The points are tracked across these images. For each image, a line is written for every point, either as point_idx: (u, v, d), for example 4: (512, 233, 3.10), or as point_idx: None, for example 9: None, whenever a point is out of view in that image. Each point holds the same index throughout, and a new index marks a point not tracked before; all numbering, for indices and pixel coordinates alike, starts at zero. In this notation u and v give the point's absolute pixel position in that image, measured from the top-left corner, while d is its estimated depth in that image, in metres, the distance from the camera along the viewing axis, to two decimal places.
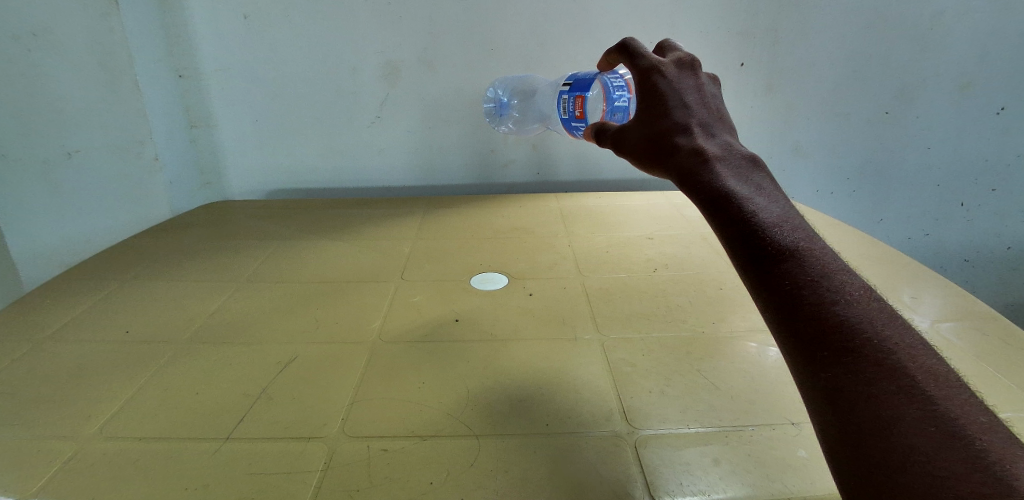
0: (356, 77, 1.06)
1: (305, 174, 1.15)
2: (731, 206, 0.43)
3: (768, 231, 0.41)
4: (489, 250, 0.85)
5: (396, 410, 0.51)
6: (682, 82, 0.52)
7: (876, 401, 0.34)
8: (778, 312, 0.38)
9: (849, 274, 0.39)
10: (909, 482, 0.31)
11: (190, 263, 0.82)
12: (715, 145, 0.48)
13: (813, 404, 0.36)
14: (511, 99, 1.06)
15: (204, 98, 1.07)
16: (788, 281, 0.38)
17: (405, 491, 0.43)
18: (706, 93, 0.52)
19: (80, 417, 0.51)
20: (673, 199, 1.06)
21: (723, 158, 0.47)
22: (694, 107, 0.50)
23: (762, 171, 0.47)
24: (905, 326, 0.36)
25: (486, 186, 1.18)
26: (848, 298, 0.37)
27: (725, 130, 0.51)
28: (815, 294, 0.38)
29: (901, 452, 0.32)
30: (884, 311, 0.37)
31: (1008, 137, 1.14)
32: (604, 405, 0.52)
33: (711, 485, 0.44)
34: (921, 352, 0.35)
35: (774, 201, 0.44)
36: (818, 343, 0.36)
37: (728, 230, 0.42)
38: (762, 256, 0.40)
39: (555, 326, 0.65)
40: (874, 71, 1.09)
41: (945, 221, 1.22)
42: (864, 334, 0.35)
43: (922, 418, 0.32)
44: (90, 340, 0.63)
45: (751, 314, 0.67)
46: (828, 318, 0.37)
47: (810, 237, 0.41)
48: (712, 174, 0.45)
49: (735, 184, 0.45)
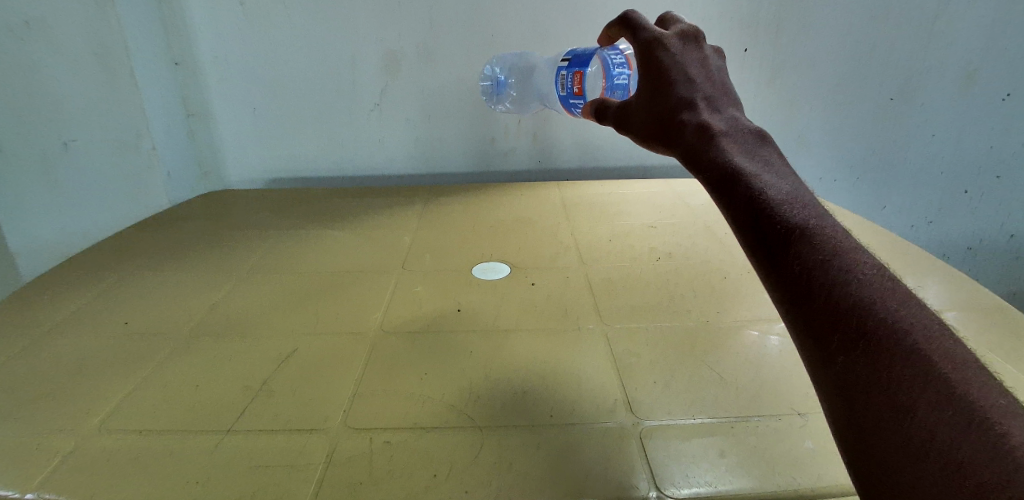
0: (352, 68, 1.04)
1: (303, 166, 1.14)
2: (737, 183, 0.42)
3: (777, 210, 0.40)
4: (489, 241, 0.84)
5: (398, 404, 0.51)
6: (686, 55, 0.51)
7: (892, 386, 0.32)
8: (787, 294, 0.38)
9: (861, 253, 0.38)
10: (926, 470, 0.30)
11: (188, 257, 0.82)
12: (721, 120, 0.47)
13: (825, 389, 0.35)
14: (510, 78, 1.00)
15: (201, 92, 1.06)
16: (798, 262, 0.37)
17: (409, 485, 0.43)
18: (710, 66, 0.51)
19: (81, 411, 0.51)
20: (675, 188, 1.05)
21: (729, 135, 0.46)
22: (699, 81, 0.49)
23: (770, 146, 0.46)
24: (920, 307, 0.35)
25: (486, 175, 1.17)
26: (860, 277, 0.36)
27: (732, 103, 0.50)
28: (825, 275, 0.36)
29: (918, 439, 0.31)
30: (898, 292, 0.36)
31: (1013, 126, 1.12)
32: (608, 397, 0.52)
33: (718, 477, 0.43)
34: (936, 332, 0.33)
35: (783, 179, 0.43)
36: (829, 327, 0.35)
37: (736, 210, 0.41)
38: (772, 236, 0.39)
39: (557, 317, 0.64)
40: (879, 58, 1.07)
41: (950, 210, 1.20)
42: (877, 317, 0.34)
43: (939, 404, 0.31)
44: (88, 336, 0.63)
45: (754, 305, 0.66)
46: (839, 300, 0.35)
47: (820, 215, 0.40)
48: (719, 152, 0.44)
49: (742, 161, 0.44)
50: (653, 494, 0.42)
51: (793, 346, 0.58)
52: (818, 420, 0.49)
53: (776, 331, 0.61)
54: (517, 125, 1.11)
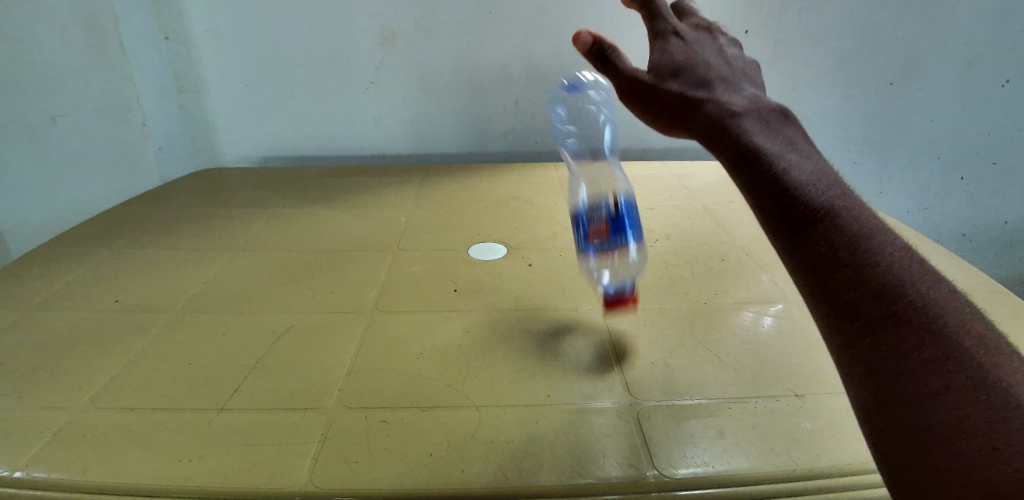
0: (348, 43, 1.01)
1: (298, 142, 1.12)
2: (759, 163, 0.41)
3: (803, 192, 0.38)
4: (486, 221, 0.83)
5: (395, 382, 0.50)
6: (701, 43, 0.53)
7: (923, 371, 0.32)
8: (812, 278, 0.36)
9: (891, 238, 0.36)
10: (959, 452, 0.30)
11: (182, 232, 0.81)
12: (741, 102, 0.47)
13: (851, 374, 0.34)
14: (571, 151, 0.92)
15: (193, 62, 1.01)
16: (825, 243, 0.36)
17: (407, 463, 0.43)
18: (726, 56, 0.53)
19: (72, 386, 0.51)
20: (674, 169, 1.04)
21: (751, 116, 0.45)
22: (716, 67, 0.51)
23: (792, 127, 0.46)
24: (949, 290, 0.34)
25: (483, 154, 1.15)
26: (888, 260, 0.35)
27: (748, 88, 0.50)
28: (853, 257, 0.35)
29: (951, 422, 0.30)
30: (926, 272, 0.35)
31: (1010, 111, 1.11)
32: (606, 375, 0.51)
33: (715, 457, 0.43)
34: (967, 316, 0.33)
35: (807, 161, 0.42)
36: (856, 310, 0.34)
37: (760, 191, 0.40)
38: (796, 218, 0.37)
39: (556, 297, 0.64)
40: (882, 41, 1.05)
41: (945, 196, 1.20)
42: (906, 299, 0.33)
43: (971, 387, 0.30)
44: (80, 309, 0.62)
45: (753, 286, 0.66)
46: (867, 282, 0.34)
47: (846, 197, 0.39)
48: (740, 132, 0.44)
49: (764, 141, 0.43)
50: (652, 474, 0.42)
51: (787, 327, 0.58)
52: (817, 402, 0.49)
53: (771, 312, 0.61)
54: (514, 104, 1.09)
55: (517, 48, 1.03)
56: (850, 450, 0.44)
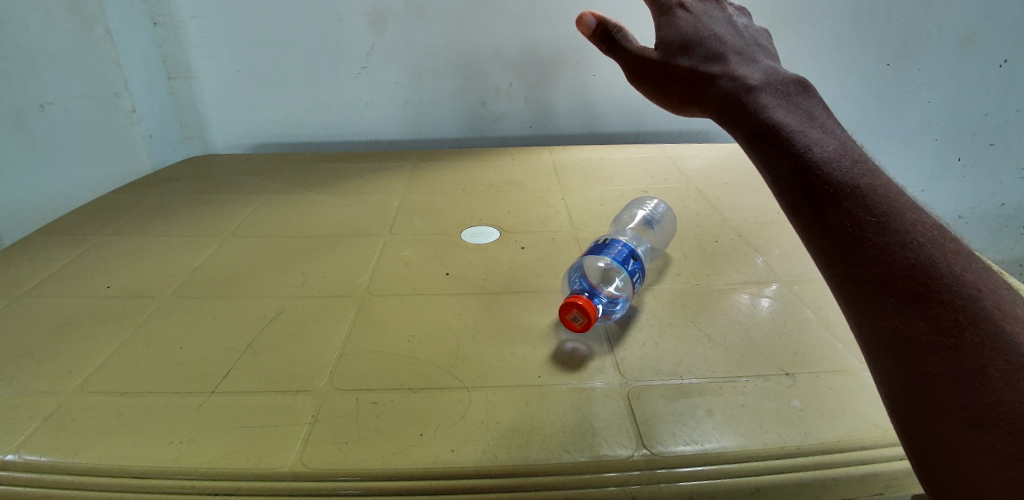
0: (340, 26, 1.00)
1: (291, 128, 1.11)
2: (778, 136, 0.45)
3: (825, 170, 0.41)
4: (478, 205, 0.83)
5: (385, 363, 0.51)
6: (709, 15, 0.61)
7: (955, 354, 0.32)
8: (837, 258, 0.38)
9: (917, 212, 0.38)
10: (986, 441, 0.30)
11: (173, 219, 0.80)
12: (758, 74, 0.53)
13: (874, 355, 0.35)
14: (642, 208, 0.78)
15: (183, 47, 1.01)
16: (847, 221, 0.38)
17: (395, 444, 0.43)
18: (733, 24, 0.61)
19: (62, 372, 0.50)
20: (669, 152, 1.03)
21: (770, 91, 0.50)
22: (727, 38, 0.58)
23: (813, 101, 0.50)
24: (980, 269, 0.35)
25: (477, 139, 1.15)
26: (915, 237, 0.36)
27: (760, 58, 0.56)
28: (879, 234, 0.37)
29: (981, 410, 0.30)
30: (957, 252, 0.36)
31: (1008, 91, 1.10)
32: (585, 348, 0.52)
33: (705, 435, 0.44)
34: (1001, 296, 0.33)
35: (832, 137, 0.45)
36: (883, 291, 0.35)
37: (784, 170, 0.43)
38: (821, 195, 0.40)
39: (548, 279, 0.64)
40: (882, 22, 1.04)
41: (941, 177, 1.20)
42: (937, 278, 0.34)
43: (1004, 372, 0.30)
44: (70, 295, 0.62)
45: (746, 268, 0.66)
46: (894, 260, 0.35)
47: (871, 172, 0.41)
48: (760, 109, 0.48)
49: (781, 114, 0.47)
50: (641, 453, 0.42)
51: (780, 309, 0.58)
52: (806, 380, 0.49)
53: (766, 293, 0.61)
54: (509, 88, 1.08)
55: (509, 29, 1.02)
56: (837, 426, 0.44)
